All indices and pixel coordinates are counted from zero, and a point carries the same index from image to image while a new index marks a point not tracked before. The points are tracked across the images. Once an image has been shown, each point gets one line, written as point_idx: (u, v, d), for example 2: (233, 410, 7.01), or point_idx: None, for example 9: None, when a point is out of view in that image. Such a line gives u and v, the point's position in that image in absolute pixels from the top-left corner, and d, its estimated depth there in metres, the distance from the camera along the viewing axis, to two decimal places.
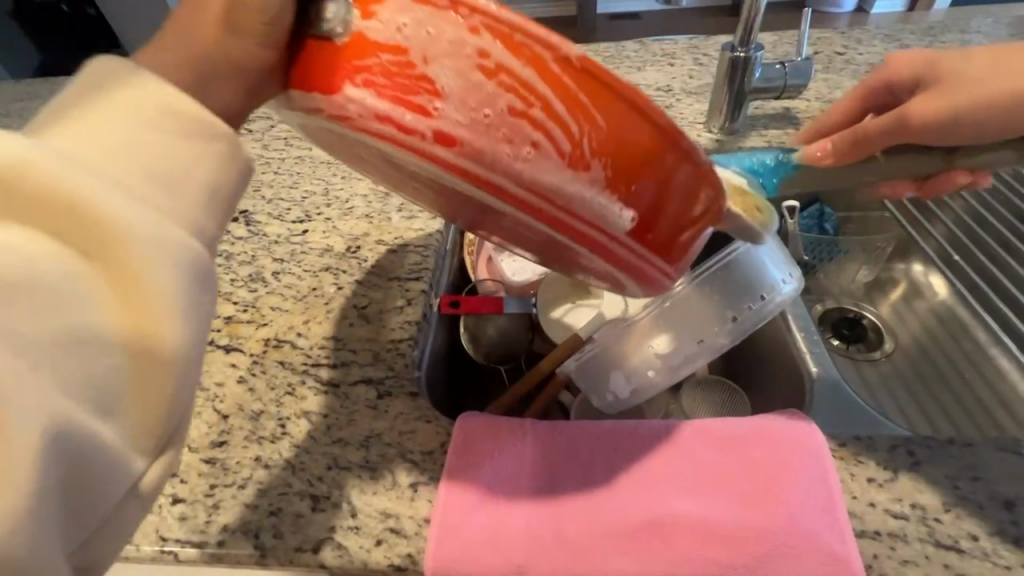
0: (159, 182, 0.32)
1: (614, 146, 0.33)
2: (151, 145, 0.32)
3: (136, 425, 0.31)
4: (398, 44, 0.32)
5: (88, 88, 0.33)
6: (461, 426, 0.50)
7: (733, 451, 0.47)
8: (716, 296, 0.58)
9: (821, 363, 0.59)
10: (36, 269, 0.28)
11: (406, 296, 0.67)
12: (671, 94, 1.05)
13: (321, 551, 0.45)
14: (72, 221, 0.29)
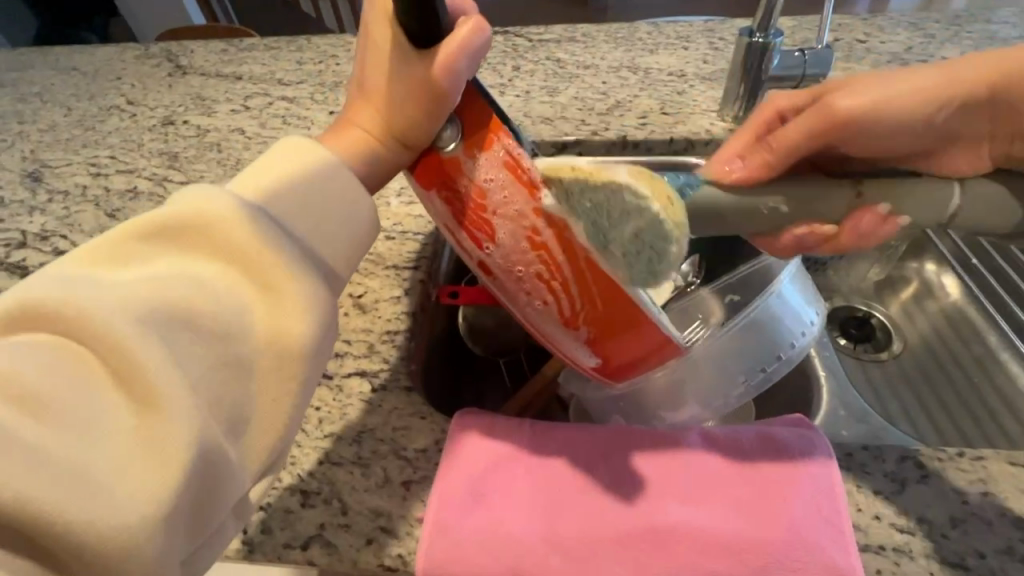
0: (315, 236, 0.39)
1: (601, 322, 0.44)
2: (312, 208, 0.39)
3: (258, 445, 0.36)
4: (479, 191, 0.41)
5: (277, 164, 0.40)
6: (458, 423, 0.49)
7: (738, 459, 0.46)
8: (734, 354, 0.52)
9: (829, 366, 0.59)
10: (221, 298, 0.34)
11: (402, 286, 0.65)
12: (683, 80, 1.02)
13: (310, 549, 0.44)
14: (251, 268, 0.35)
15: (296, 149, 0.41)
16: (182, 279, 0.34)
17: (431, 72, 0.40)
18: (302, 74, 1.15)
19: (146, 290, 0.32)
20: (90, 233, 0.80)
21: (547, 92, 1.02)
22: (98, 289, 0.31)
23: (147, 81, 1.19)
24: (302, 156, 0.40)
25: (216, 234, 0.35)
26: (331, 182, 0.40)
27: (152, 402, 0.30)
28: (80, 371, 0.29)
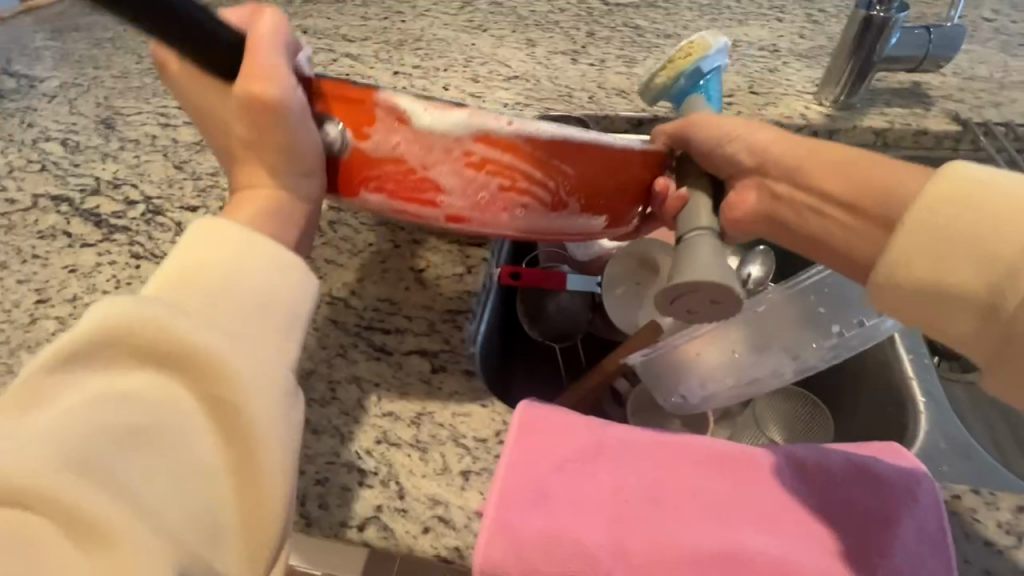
0: (248, 314, 0.38)
1: (581, 187, 0.48)
2: (245, 296, 0.38)
3: (242, 551, 0.34)
4: (398, 158, 0.45)
5: (195, 255, 0.39)
6: (522, 413, 0.47)
7: (827, 488, 0.43)
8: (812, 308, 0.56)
9: (928, 391, 0.54)
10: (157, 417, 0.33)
11: (466, 263, 0.62)
12: (776, 56, 0.92)
13: (366, 530, 0.44)
14: (196, 372, 0.34)
15: (212, 237, 0.40)
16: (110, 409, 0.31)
17: (262, 88, 0.41)
18: (367, 31, 1.12)
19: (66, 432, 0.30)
20: (158, 184, 0.80)
21: (624, 61, 0.95)
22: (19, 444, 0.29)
23: None
24: (219, 239, 0.40)
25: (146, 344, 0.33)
26: (258, 262, 0.40)
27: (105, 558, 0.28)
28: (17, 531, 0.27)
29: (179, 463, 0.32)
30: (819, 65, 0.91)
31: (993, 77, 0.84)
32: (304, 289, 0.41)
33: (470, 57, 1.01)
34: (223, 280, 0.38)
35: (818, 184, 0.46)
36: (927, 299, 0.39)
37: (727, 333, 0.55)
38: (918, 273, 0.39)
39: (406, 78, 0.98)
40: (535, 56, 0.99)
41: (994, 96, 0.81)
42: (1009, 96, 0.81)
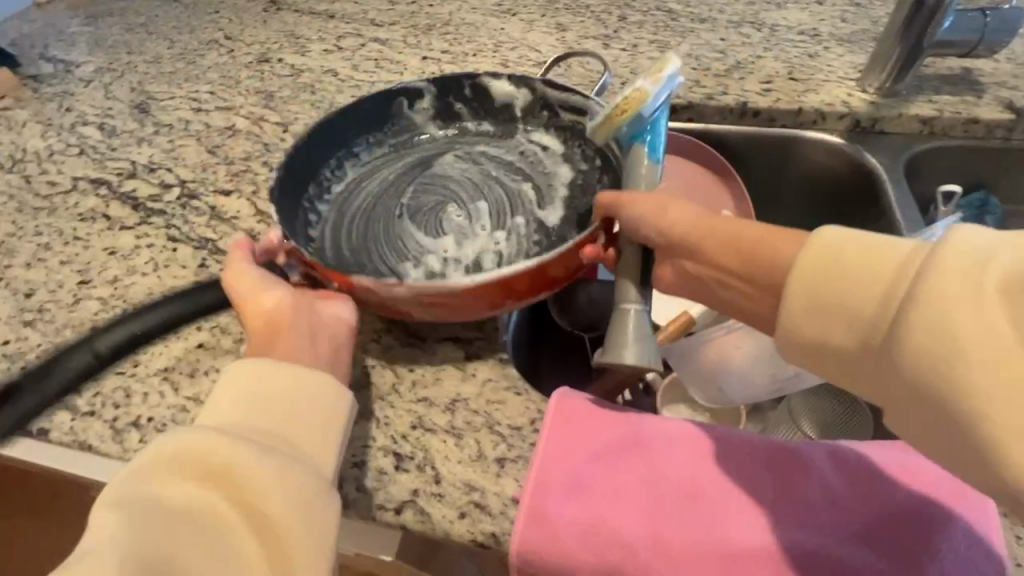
0: (285, 428, 0.42)
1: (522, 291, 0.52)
2: (284, 413, 0.42)
3: None
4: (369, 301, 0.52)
5: (238, 379, 0.43)
6: (557, 399, 0.47)
7: (871, 485, 0.43)
8: None
9: None
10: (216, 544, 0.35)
11: (500, 261, 0.64)
12: (817, 40, 0.89)
13: (403, 513, 0.44)
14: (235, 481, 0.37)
15: (257, 370, 0.44)
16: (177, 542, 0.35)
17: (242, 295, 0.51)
18: (395, 15, 1.12)
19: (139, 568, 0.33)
20: (193, 167, 0.81)
21: (657, 46, 0.93)
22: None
23: (243, 17, 1.19)
24: (257, 373, 0.44)
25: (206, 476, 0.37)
26: (299, 392, 0.44)
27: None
28: None
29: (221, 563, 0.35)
30: (862, 49, 0.87)
31: None
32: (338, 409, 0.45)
33: (499, 42, 1.00)
34: (262, 403, 0.42)
35: (720, 258, 0.46)
36: (831, 359, 0.39)
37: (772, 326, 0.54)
38: (822, 336, 0.39)
39: (435, 62, 0.97)
40: (565, 40, 0.98)
41: None
42: None
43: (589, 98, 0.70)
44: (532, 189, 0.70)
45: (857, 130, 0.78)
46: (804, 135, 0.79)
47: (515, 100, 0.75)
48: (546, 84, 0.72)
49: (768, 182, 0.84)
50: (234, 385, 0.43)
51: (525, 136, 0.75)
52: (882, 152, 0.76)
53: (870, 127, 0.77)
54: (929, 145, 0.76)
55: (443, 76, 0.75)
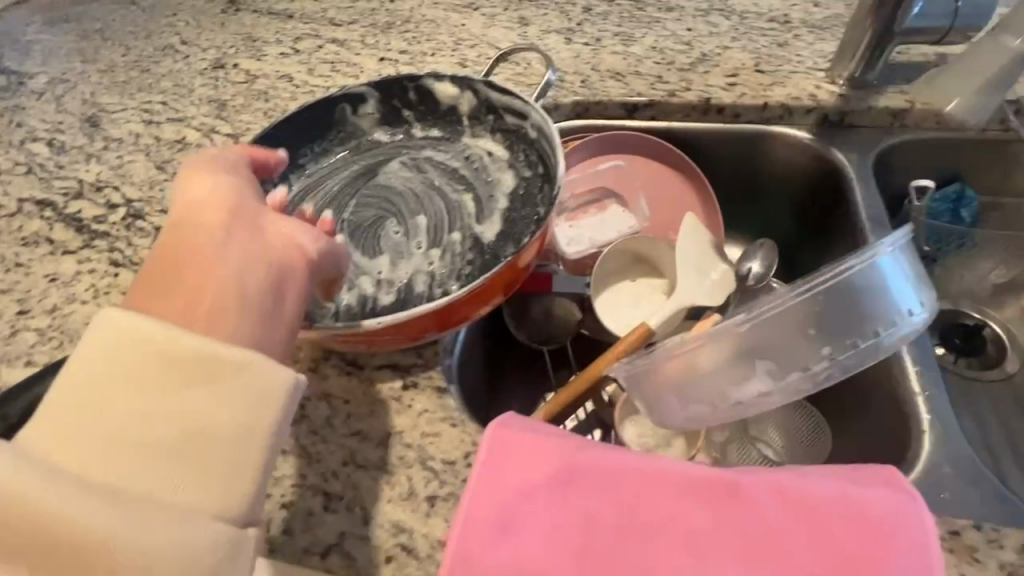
0: (198, 388, 0.39)
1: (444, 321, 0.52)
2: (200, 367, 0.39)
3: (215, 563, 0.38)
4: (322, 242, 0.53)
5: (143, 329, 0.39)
6: (492, 431, 0.45)
7: (811, 521, 0.41)
8: (815, 326, 0.45)
9: (937, 409, 0.49)
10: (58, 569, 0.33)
11: (436, 281, 0.62)
12: (787, 27, 0.85)
13: (329, 558, 0.43)
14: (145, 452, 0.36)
15: (126, 338, 0.39)
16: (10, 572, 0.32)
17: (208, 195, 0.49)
18: (354, 13, 1.08)
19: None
20: (140, 185, 0.79)
21: (621, 39, 0.89)
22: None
23: (201, 19, 1.16)
24: (126, 342, 0.38)
25: (32, 511, 0.33)
26: (176, 371, 0.38)
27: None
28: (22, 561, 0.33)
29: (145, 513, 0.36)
30: (833, 36, 0.83)
31: None
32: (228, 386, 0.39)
33: (458, 39, 0.96)
34: (169, 365, 0.38)
35: None
36: None
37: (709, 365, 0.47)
38: None
39: (392, 64, 0.94)
40: (526, 36, 0.94)
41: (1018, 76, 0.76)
42: None
43: (530, 101, 0.67)
44: (474, 199, 0.68)
45: (828, 122, 0.75)
46: (771, 131, 0.76)
47: (460, 103, 0.72)
48: (487, 86, 0.69)
49: (734, 178, 0.80)
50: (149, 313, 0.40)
51: (470, 142, 0.72)
52: (850, 146, 0.73)
53: (838, 121, 0.74)
54: (899, 138, 0.74)
55: (385, 80, 0.72)
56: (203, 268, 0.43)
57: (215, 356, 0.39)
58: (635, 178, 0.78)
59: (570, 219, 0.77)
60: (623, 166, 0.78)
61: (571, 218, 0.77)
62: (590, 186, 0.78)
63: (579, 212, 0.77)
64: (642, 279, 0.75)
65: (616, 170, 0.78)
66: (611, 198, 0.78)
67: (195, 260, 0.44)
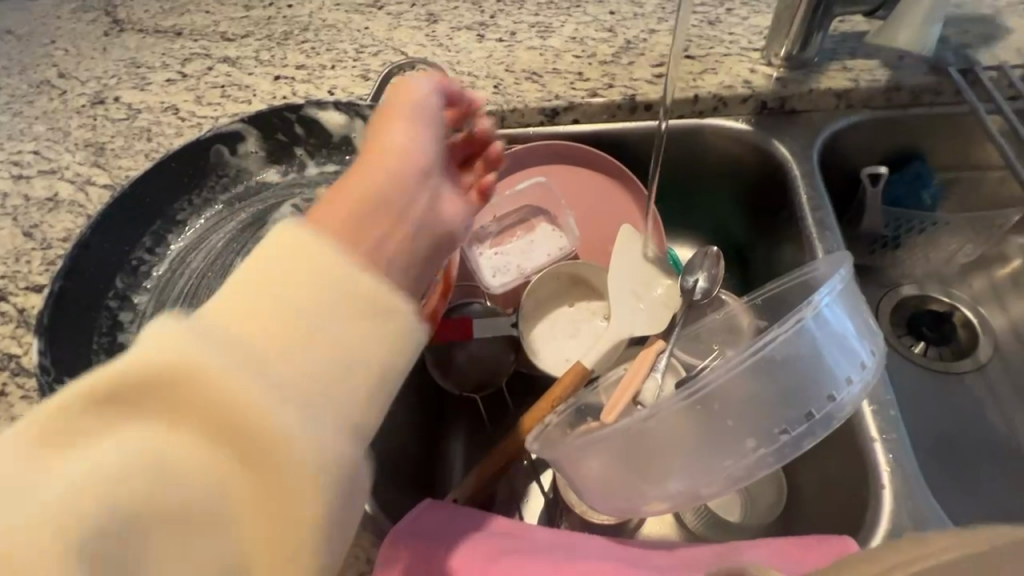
0: (348, 325, 0.34)
1: None
2: (362, 301, 0.35)
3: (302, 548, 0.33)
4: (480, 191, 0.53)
5: (311, 249, 0.35)
6: (405, 551, 0.45)
7: None
8: (733, 419, 0.40)
9: (898, 456, 0.47)
10: (184, 480, 0.31)
11: None
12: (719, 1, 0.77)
13: None
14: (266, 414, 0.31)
15: (304, 244, 0.35)
16: (141, 472, 0.30)
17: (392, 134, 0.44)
18: (249, 24, 0.96)
19: (112, 476, 0.30)
20: (4, 258, 0.69)
21: (538, 31, 0.79)
22: (51, 500, 0.29)
23: (81, 44, 1.00)
24: (283, 261, 0.35)
25: (208, 391, 0.31)
26: (348, 306, 0.35)
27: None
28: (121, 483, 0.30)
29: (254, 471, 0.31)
30: (768, 8, 0.75)
31: (963, 18, 0.73)
32: (378, 335, 0.35)
33: (361, 46, 0.86)
34: (323, 294, 0.34)
35: None
36: None
37: (617, 471, 0.42)
38: None
39: (288, 82, 0.84)
40: (434, 35, 0.84)
41: (965, 40, 0.70)
42: (983, 40, 0.70)
43: None
44: None
45: (768, 109, 0.68)
46: (705, 125, 0.68)
47: (353, 133, 0.65)
48: (376, 112, 0.62)
49: (672, 178, 0.73)
50: (302, 243, 0.36)
51: None
52: (794, 136, 0.67)
53: (779, 107, 0.67)
54: (847, 120, 0.68)
55: (262, 113, 0.65)
56: (374, 220, 0.40)
57: (373, 299, 0.35)
58: (562, 195, 0.70)
59: (495, 245, 0.68)
60: (546, 183, 0.69)
61: (496, 244, 0.68)
62: (511, 206, 0.69)
63: (503, 236, 0.68)
64: (581, 303, 0.67)
65: (540, 187, 0.69)
66: (539, 216, 0.68)
67: (380, 211, 0.40)
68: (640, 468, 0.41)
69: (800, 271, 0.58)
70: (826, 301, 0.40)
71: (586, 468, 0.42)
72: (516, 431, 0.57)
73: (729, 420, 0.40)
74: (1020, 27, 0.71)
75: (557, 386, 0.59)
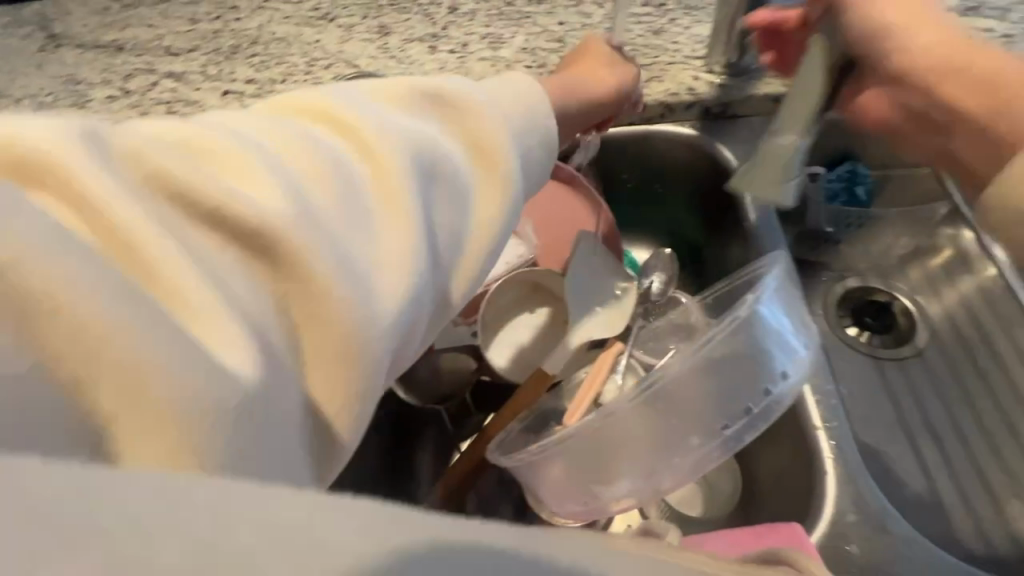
0: (530, 139, 0.43)
1: None
2: (541, 128, 0.45)
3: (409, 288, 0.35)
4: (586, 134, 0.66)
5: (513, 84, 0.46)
6: None
7: None
8: (676, 417, 0.41)
9: (838, 444, 0.50)
10: (450, 169, 0.38)
11: None
12: (663, 10, 0.79)
13: None
14: (474, 138, 0.40)
15: (515, 91, 0.45)
16: (425, 134, 0.37)
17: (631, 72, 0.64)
18: (195, 38, 0.94)
19: (286, 144, 0.33)
20: None
21: (489, 42, 0.80)
22: (376, 120, 0.36)
23: (14, 61, 0.96)
24: (533, 93, 0.45)
25: (425, 119, 0.39)
26: (535, 120, 0.44)
27: (300, 142, 0.33)
28: (297, 141, 0.33)
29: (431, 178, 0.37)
30: (709, 17, 0.78)
31: None
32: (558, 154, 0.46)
33: (312, 60, 0.85)
34: (522, 116, 0.44)
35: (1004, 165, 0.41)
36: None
37: (571, 473, 0.43)
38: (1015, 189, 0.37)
39: (237, 97, 0.82)
40: (387, 47, 0.84)
41: None
42: None
43: None
44: None
45: (712, 115, 0.71)
46: (653, 132, 0.71)
47: None
48: None
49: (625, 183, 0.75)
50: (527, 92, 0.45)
51: None
52: (737, 141, 0.70)
53: (722, 112, 0.70)
54: None
55: None
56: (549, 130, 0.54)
57: (545, 131, 0.45)
58: None
59: None
60: None
61: None
62: None
63: None
64: (541, 309, 0.68)
65: None
66: None
67: (589, 104, 0.56)
68: (593, 469, 0.43)
69: (747, 269, 0.61)
70: (765, 303, 0.42)
71: (541, 472, 0.44)
72: (480, 439, 0.58)
73: (673, 417, 0.41)
74: None
75: (518, 394, 0.59)
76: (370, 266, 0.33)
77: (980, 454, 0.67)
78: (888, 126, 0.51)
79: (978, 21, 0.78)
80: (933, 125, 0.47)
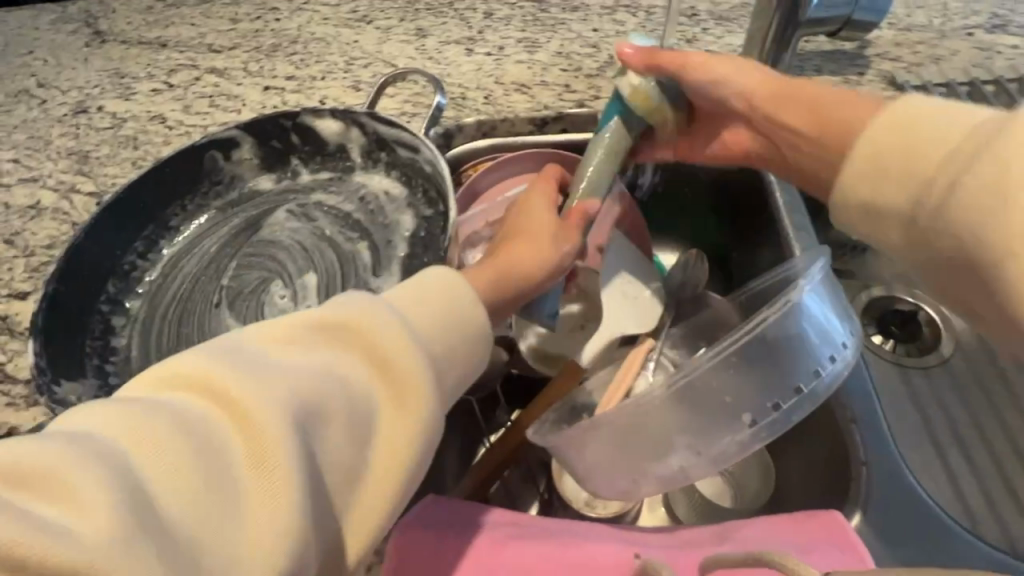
0: (445, 358, 0.42)
1: None
2: (455, 334, 0.42)
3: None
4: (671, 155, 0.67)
5: (427, 285, 0.44)
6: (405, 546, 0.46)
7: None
8: (730, 394, 0.42)
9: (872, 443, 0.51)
10: (338, 408, 0.37)
11: None
12: (695, 20, 0.81)
13: None
14: (383, 365, 0.39)
15: (436, 288, 0.44)
16: (309, 380, 0.36)
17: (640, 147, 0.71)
18: (236, 36, 0.97)
19: (133, 436, 0.31)
20: None
21: (525, 45, 0.83)
22: (259, 379, 0.35)
23: (61, 54, 0.99)
24: (448, 296, 0.43)
25: (311, 366, 0.37)
26: (455, 329, 0.43)
27: (156, 431, 0.31)
28: (154, 430, 0.31)
29: (316, 440, 0.35)
30: (741, 27, 0.80)
31: (915, 39, 0.79)
32: (482, 362, 0.45)
33: (351, 59, 0.88)
34: (437, 327, 0.42)
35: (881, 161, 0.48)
36: (880, 219, 0.49)
37: (620, 451, 0.44)
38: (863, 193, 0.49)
39: (279, 93, 0.85)
40: (424, 49, 0.86)
41: (917, 60, 0.77)
42: (933, 59, 0.77)
43: (419, 134, 0.61)
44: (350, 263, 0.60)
45: None
46: None
47: (348, 141, 0.65)
48: (372, 119, 0.62)
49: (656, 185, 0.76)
50: (444, 294, 0.43)
51: (363, 179, 0.65)
52: None
53: None
54: None
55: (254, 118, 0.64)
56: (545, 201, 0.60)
57: (467, 333, 0.43)
58: None
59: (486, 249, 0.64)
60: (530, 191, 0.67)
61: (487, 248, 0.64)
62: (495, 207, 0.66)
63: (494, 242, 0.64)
64: None
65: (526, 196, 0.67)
66: None
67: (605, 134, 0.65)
68: (642, 448, 0.43)
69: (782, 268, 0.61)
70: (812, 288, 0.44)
71: (591, 449, 0.44)
72: (515, 430, 0.58)
73: (727, 395, 0.42)
74: (965, 48, 0.78)
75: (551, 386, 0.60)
76: (228, 563, 0.31)
77: (1004, 459, 0.68)
78: (754, 156, 0.61)
79: (1004, 37, 0.80)
80: (784, 143, 0.57)
